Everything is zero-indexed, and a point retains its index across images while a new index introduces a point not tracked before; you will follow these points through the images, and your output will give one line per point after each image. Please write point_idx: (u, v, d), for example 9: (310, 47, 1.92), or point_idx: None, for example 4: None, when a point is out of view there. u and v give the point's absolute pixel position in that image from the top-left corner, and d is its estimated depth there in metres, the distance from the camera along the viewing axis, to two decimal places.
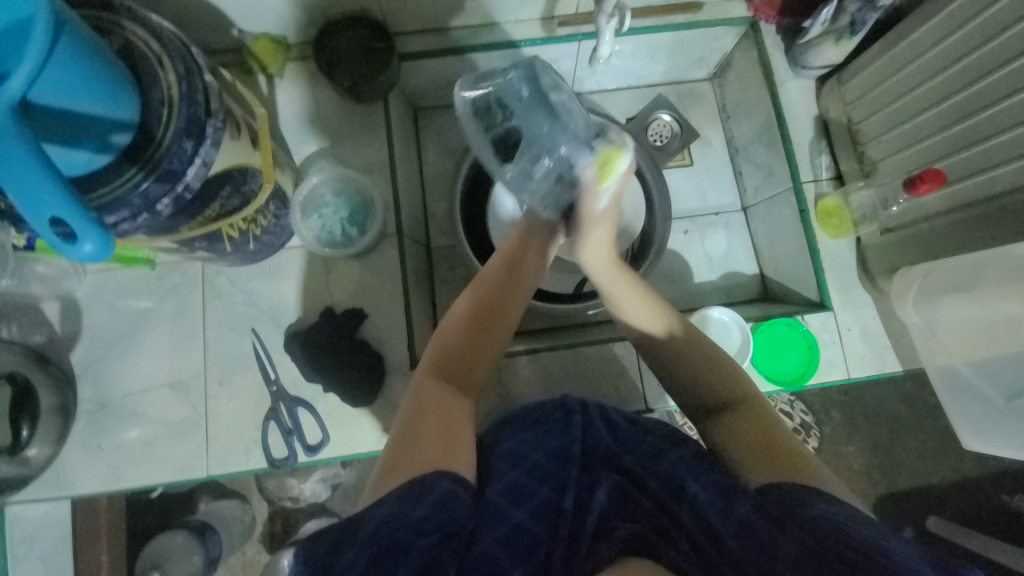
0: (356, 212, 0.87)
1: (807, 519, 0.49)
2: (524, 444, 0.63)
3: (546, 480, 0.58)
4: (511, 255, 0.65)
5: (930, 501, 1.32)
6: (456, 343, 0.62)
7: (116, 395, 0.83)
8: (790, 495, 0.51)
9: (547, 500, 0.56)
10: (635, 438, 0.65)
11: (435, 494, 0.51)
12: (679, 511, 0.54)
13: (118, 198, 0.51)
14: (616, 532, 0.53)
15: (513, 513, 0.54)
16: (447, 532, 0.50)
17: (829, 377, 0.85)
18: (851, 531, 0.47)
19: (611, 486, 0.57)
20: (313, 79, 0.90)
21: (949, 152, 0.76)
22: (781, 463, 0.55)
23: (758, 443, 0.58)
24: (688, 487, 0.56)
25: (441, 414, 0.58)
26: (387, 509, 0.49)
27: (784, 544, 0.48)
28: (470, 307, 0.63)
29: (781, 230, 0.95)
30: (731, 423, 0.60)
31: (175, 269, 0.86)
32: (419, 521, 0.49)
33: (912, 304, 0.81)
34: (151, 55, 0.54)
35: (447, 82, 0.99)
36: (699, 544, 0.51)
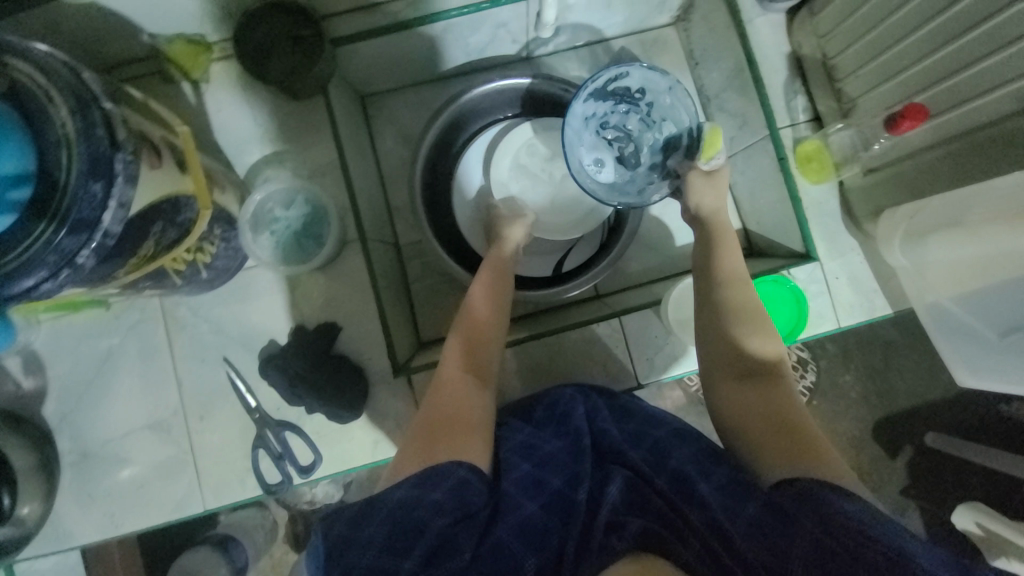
0: (310, 222, 0.82)
1: (827, 517, 0.50)
2: (533, 439, 0.67)
3: (557, 473, 0.61)
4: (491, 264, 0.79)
5: (928, 421, 1.34)
6: (463, 357, 0.68)
7: (97, 443, 0.81)
8: (811, 492, 0.52)
9: (557, 491, 0.59)
10: (643, 432, 0.68)
11: (449, 483, 0.53)
12: (688, 511, 0.55)
13: (31, 259, 0.46)
14: (627, 528, 0.53)
15: (526, 505, 0.57)
16: (462, 514, 0.53)
17: (820, 329, 0.84)
18: (873, 534, 0.48)
19: (622, 482, 0.59)
20: (241, 78, 0.83)
21: (929, 83, 0.71)
22: (798, 453, 0.57)
23: (779, 424, 0.60)
24: (698, 486, 0.57)
25: (457, 426, 0.61)
26: (406, 492, 0.52)
27: (798, 541, 0.50)
28: (465, 317, 0.72)
29: (760, 180, 0.90)
30: (766, 409, 0.62)
31: (132, 306, 0.81)
32: (436, 504, 0.52)
33: (900, 247, 0.79)
34: (39, 89, 0.47)
35: (390, 64, 0.91)
36: (707, 543, 0.52)
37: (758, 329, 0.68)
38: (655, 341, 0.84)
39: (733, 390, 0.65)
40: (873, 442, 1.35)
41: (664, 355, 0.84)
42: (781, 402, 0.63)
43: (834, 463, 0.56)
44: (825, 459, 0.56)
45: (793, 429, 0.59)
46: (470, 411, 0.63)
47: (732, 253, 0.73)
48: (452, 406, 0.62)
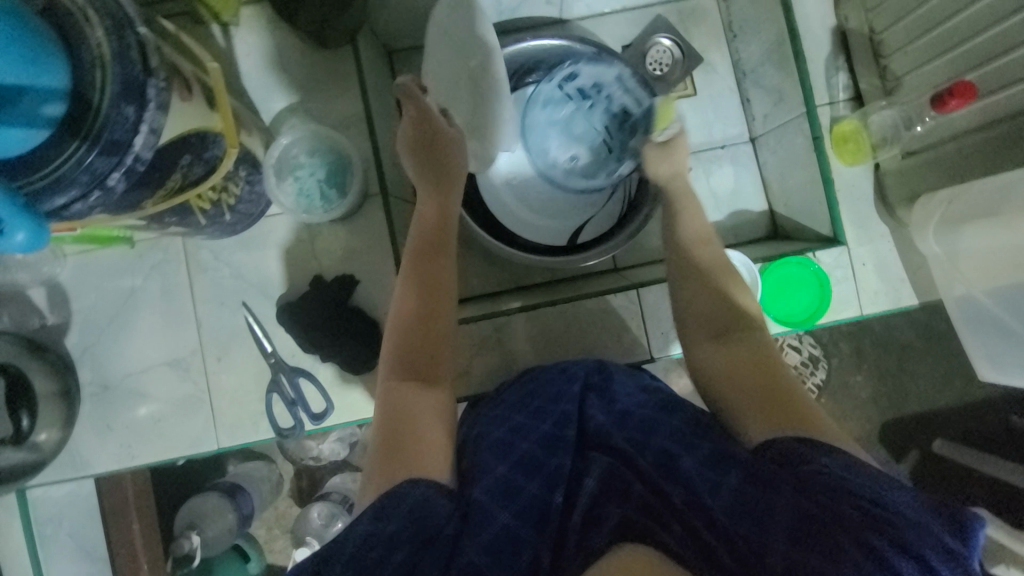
0: (334, 172, 0.81)
1: (807, 478, 0.50)
2: (514, 431, 0.64)
3: (532, 475, 0.57)
4: (434, 227, 0.73)
5: (938, 425, 1.32)
6: (411, 321, 0.67)
7: (117, 376, 0.83)
8: (790, 451, 0.53)
9: (534, 497, 0.55)
10: (630, 411, 0.62)
11: (408, 504, 0.53)
12: (669, 488, 0.52)
13: (63, 176, 0.47)
14: (605, 522, 0.50)
15: (499, 516, 0.53)
16: (424, 537, 0.51)
17: (842, 315, 0.82)
18: (854, 491, 0.47)
19: (602, 469, 0.55)
20: (271, 25, 0.82)
21: (981, 61, 0.69)
22: (777, 410, 0.57)
23: (755, 380, 0.61)
24: (681, 462, 0.54)
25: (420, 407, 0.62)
26: (363, 528, 0.51)
27: (779, 512, 0.48)
28: (404, 306, 0.67)
29: (792, 159, 0.88)
30: (739, 366, 0.63)
31: (156, 245, 0.83)
32: (393, 535, 0.50)
33: (933, 233, 0.76)
34: (74, 7, 0.47)
35: (422, 17, 0.91)
36: (689, 523, 0.49)
37: (737, 292, 0.70)
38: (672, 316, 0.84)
39: (708, 353, 0.66)
40: (880, 442, 1.33)
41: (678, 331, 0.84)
42: (761, 354, 0.63)
43: (812, 413, 0.57)
44: (805, 414, 0.56)
45: (770, 385, 0.60)
46: (427, 415, 0.62)
47: (698, 218, 0.78)
48: (410, 413, 0.61)
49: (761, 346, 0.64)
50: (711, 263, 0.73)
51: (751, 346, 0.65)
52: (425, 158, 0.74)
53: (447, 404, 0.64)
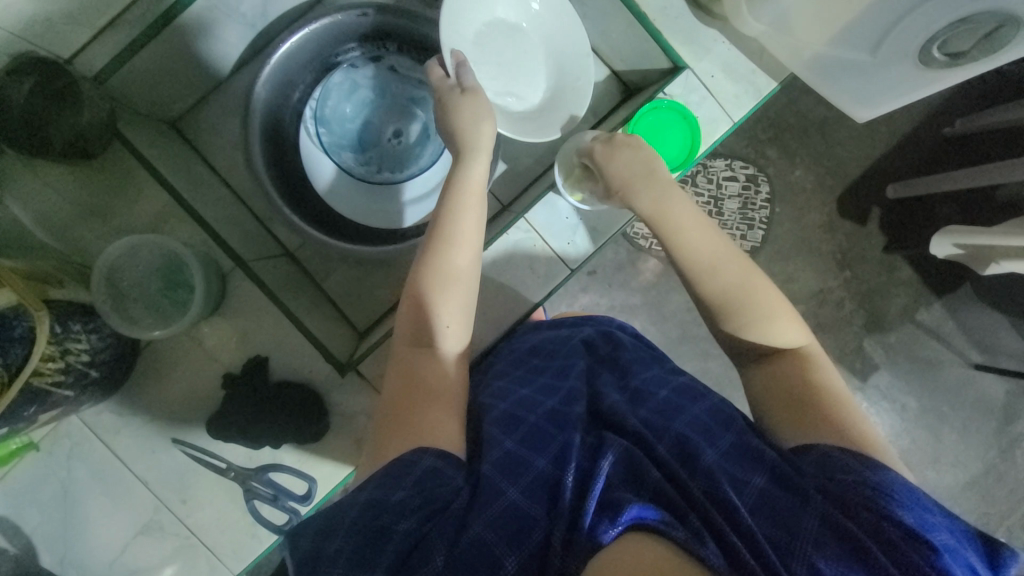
0: (171, 270, 0.77)
1: (836, 491, 0.50)
2: (521, 405, 0.63)
3: (543, 450, 0.54)
4: (457, 202, 0.69)
5: (886, 174, 1.33)
6: (420, 311, 0.66)
7: (104, 567, 0.79)
8: (827, 460, 0.53)
9: (543, 472, 0.52)
10: (645, 392, 0.63)
11: (412, 478, 0.52)
12: (688, 481, 0.49)
13: None
14: (622, 506, 0.45)
15: (507, 491, 0.50)
16: (432, 510, 0.50)
17: (717, 133, 0.81)
18: (879, 498, 0.48)
19: (620, 451, 0.52)
20: (25, 165, 0.73)
21: None
22: (822, 421, 0.57)
23: (802, 400, 0.59)
24: (703, 457, 0.52)
25: (431, 397, 0.61)
26: (370, 495, 0.51)
27: (806, 520, 0.47)
28: (425, 276, 0.66)
29: (603, 13, 0.84)
30: (784, 379, 0.61)
31: (59, 433, 0.77)
32: (400, 504, 0.50)
33: (750, 13, 0.73)
34: None
35: (173, 70, 0.82)
36: (708, 518, 0.46)
37: (755, 305, 0.64)
38: (568, 221, 0.83)
39: (755, 370, 0.64)
40: (843, 219, 1.34)
41: (579, 229, 0.83)
42: (807, 375, 0.61)
43: (854, 430, 0.56)
44: (861, 436, 0.56)
45: (814, 395, 0.59)
46: (443, 382, 0.63)
47: (682, 205, 0.68)
48: (422, 374, 0.63)
49: (810, 370, 0.62)
50: (732, 290, 0.65)
51: (792, 364, 0.62)
52: (448, 127, 0.73)
53: (458, 391, 0.64)
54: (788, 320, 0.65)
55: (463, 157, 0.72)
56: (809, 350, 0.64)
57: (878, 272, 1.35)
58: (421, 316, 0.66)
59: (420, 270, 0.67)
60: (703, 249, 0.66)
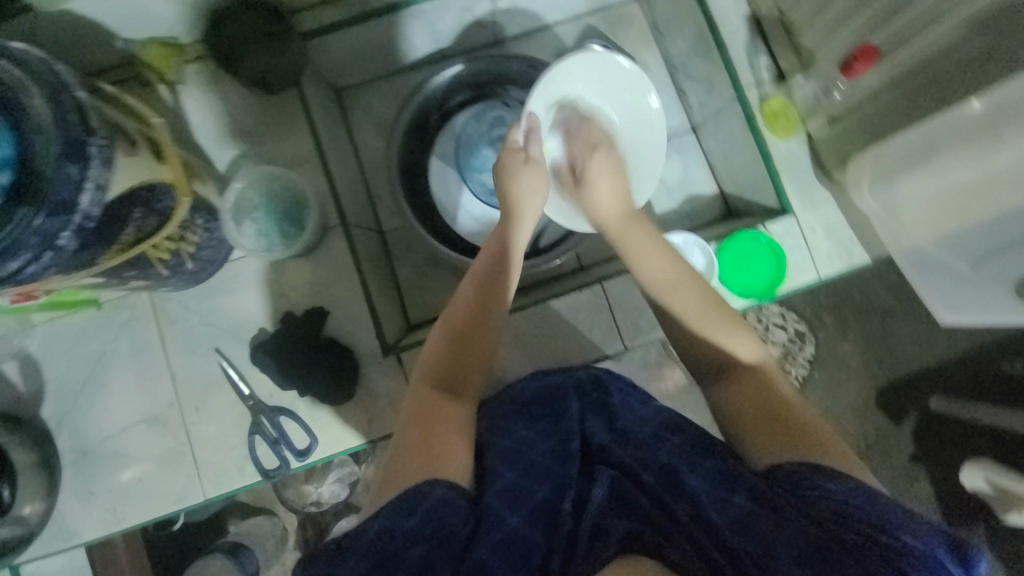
0: (290, 208, 0.84)
1: (814, 506, 0.49)
2: (518, 444, 0.62)
3: (541, 482, 0.58)
4: (494, 252, 0.72)
5: (932, 382, 1.32)
6: (444, 353, 0.66)
7: (96, 440, 0.82)
8: (798, 476, 0.51)
9: (543, 501, 0.56)
10: (631, 429, 0.63)
11: (427, 503, 0.52)
12: (675, 504, 0.53)
13: (12, 241, 0.48)
14: (611, 533, 0.53)
15: (508, 519, 0.53)
16: (443, 536, 0.50)
17: (800, 282, 0.84)
18: (859, 515, 0.47)
19: (608, 482, 0.58)
20: (217, 76, 0.85)
21: (884, 19, 0.72)
22: (788, 441, 0.54)
23: (767, 419, 0.57)
24: (687, 479, 0.54)
25: (445, 432, 0.59)
26: (383, 523, 0.51)
27: (783, 533, 0.47)
28: (457, 313, 0.67)
29: (732, 142, 0.92)
30: (747, 393, 0.59)
31: (124, 303, 0.83)
32: (411, 532, 0.50)
33: (869, 190, 0.80)
34: (8, 81, 0.50)
35: (365, 54, 0.94)
36: (695, 537, 0.50)
37: (684, 311, 0.66)
38: (637, 304, 0.86)
39: (723, 394, 0.61)
40: (876, 409, 1.33)
41: (645, 315, 0.86)
42: (767, 387, 0.60)
43: (826, 443, 0.54)
44: (819, 443, 0.54)
45: (780, 413, 0.57)
46: (458, 429, 0.60)
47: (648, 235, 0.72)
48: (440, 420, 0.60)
49: (766, 385, 0.60)
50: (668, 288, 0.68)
51: (749, 381, 0.60)
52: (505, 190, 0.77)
53: (469, 420, 0.63)
54: (744, 334, 0.64)
55: (512, 217, 0.75)
56: (763, 365, 0.62)
57: (894, 475, 1.31)
58: (442, 360, 0.64)
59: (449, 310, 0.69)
60: (660, 273, 0.69)
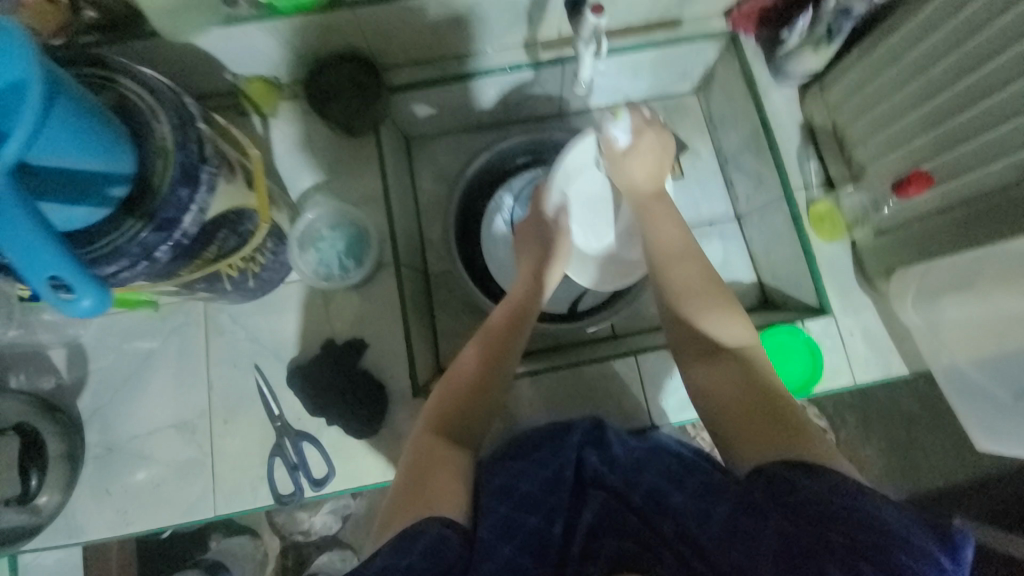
0: (352, 243, 0.89)
1: (792, 503, 0.46)
2: (517, 475, 0.61)
3: (535, 510, 0.57)
4: (514, 300, 0.73)
5: (955, 502, 1.26)
6: (465, 382, 0.65)
7: (122, 438, 0.83)
8: (781, 482, 0.48)
9: (535, 530, 0.55)
10: (622, 455, 0.64)
11: (423, 541, 0.49)
12: (661, 522, 0.54)
13: (117, 248, 0.53)
14: (601, 555, 0.54)
15: (501, 548, 0.52)
16: (440, 569, 0.47)
17: (834, 383, 0.85)
18: (835, 507, 0.44)
19: (597, 505, 0.59)
20: (306, 116, 0.92)
21: (933, 153, 0.76)
22: (769, 435, 0.52)
23: (754, 414, 0.55)
24: (670, 497, 0.56)
25: (444, 467, 0.58)
26: (382, 561, 0.47)
27: (766, 533, 0.45)
28: (479, 344, 0.69)
29: (775, 236, 0.95)
30: (736, 383, 0.58)
31: (178, 308, 0.88)
32: (408, 569, 0.46)
33: (912, 304, 0.81)
34: (144, 105, 0.56)
35: (441, 112, 1.02)
36: (680, 552, 0.51)
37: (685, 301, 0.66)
38: (670, 383, 0.85)
39: (704, 377, 0.60)
40: None
41: (677, 396, 0.85)
42: (751, 376, 0.59)
43: (802, 435, 0.52)
44: (810, 443, 0.51)
45: (766, 403, 0.56)
46: (451, 477, 0.57)
47: (663, 226, 0.74)
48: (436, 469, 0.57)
49: (756, 377, 0.58)
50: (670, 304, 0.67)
51: (739, 372, 0.59)
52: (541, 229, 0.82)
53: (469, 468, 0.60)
54: (732, 319, 0.64)
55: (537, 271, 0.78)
56: (749, 353, 0.61)
57: None
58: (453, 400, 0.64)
59: (475, 343, 0.69)
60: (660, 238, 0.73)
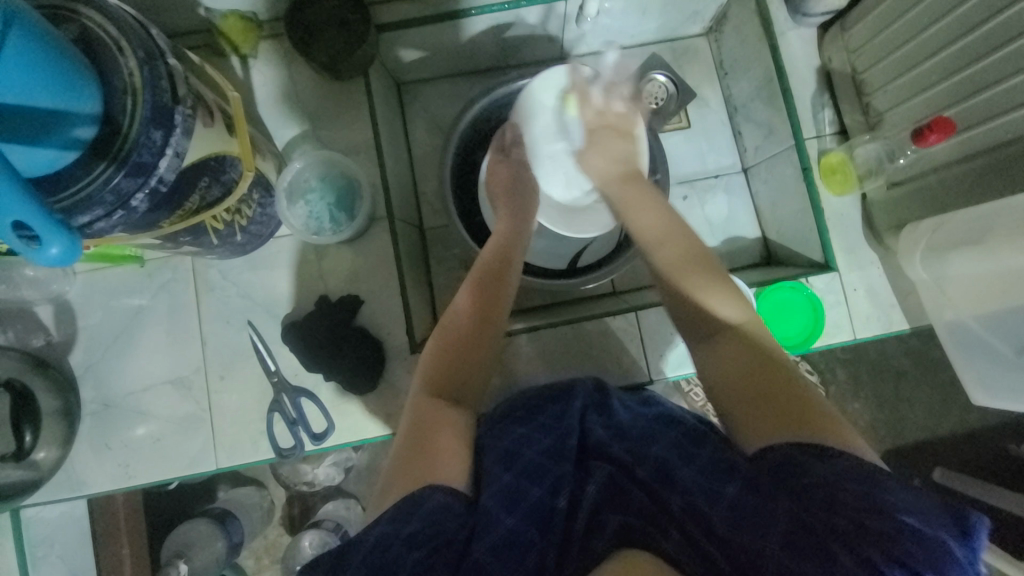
0: (343, 195, 0.85)
1: (800, 487, 0.46)
2: (520, 442, 0.61)
3: (537, 480, 0.55)
4: (498, 250, 0.72)
5: (938, 454, 1.30)
6: (457, 333, 0.64)
7: (118, 394, 0.83)
8: (791, 461, 0.48)
9: (538, 502, 0.53)
10: (627, 424, 0.63)
11: (426, 509, 0.49)
12: (667, 497, 0.51)
13: (90, 196, 0.49)
14: (606, 527, 0.50)
15: (504, 519, 0.50)
16: (439, 542, 0.47)
17: (835, 338, 0.84)
18: (848, 492, 0.45)
19: (603, 479, 0.55)
20: (289, 58, 0.86)
21: (960, 98, 0.72)
22: (777, 418, 0.51)
23: (756, 389, 0.54)
24: (678, 472, 0.53)
25: (438, 427, 0.57)
26: (382, 528, 0.48)
27: (777, 522, 0.45)
28: (467, 295, 0.67)
29: (783, 190, 0.92)
30: (740, 361, 0.56)
31: (165, 264, 0.85)
32: (411, 536, 0.47)
33: (920, 261, 0.78)
34: (107, 37, 0.51)
35: (433, 55, 0.95)
36: (687, 530, 0.48)
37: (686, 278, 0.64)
38: (670, 339, 0.85)
39: (706, 359, 0.59)
40: None
41: (677, 351, 0.85)
42: (756, 354, 0.56)
43: (811, 414, 0.50)
44: (824, 421, 0.50)
45: (773, 380, 0.54)
46: (445, 437, 0.56)
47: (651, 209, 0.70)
48: (430, 429, 0.56)
49: (757, 353, 0.56)
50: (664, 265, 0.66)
51: (744, 352, 0.57)
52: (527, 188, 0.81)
53: (468, 426, 0.60)
54: (726, 294, 0.62)
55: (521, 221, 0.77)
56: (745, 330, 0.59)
57: None
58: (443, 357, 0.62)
59: (465, 293, 0.67)
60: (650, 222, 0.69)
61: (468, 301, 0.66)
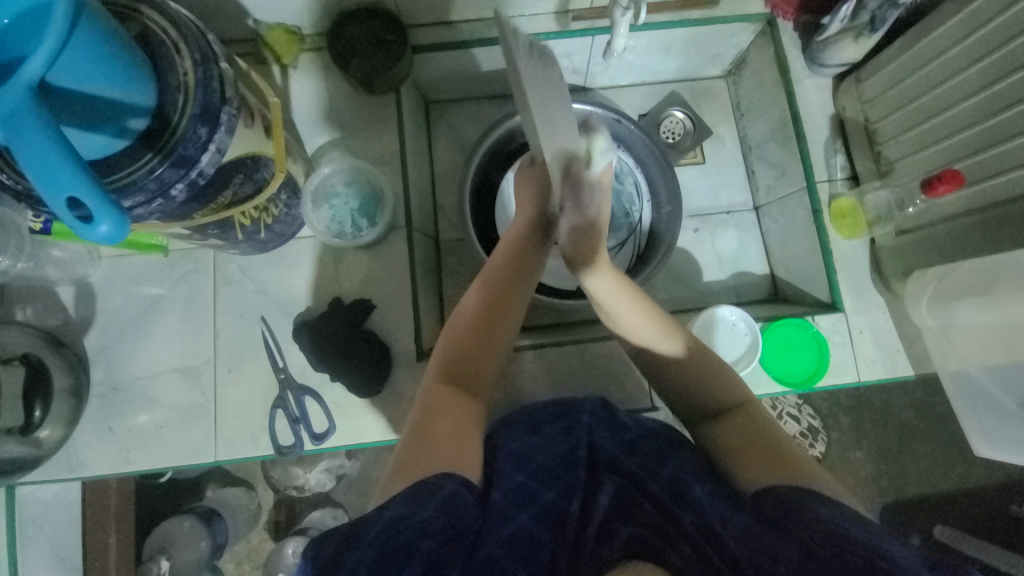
0: (365, 202, 0.88)
1: (808, 523, 0.48)
2: (532, 446, 0.61)
3: (551, 484, 0.56)
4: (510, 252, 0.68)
5: (940, 512, 1.27)
6: (464, 336, 0.63)
7: (128, 378, 0.84)
8: (790, 499, 0.50)
9: (549, 504, 0.54)
10: (638, 441, 0.64)
11: (438, 500, 0.49)
12: (680, 512, 0.53)
13: (134, 181, 0.52)
14: (616, 537, 0.51)
15: (517, 516, 0.52)
16: (452, 535, 0.48)
17: (839, 380, 0.84)
18: (852, 534, 0.46)
19: (613, 490, 0.56)
20: (327, 70, 0.90)
21: (972, 151, 0.74)
22: (774, 464, 0.55)
23: (747, 446, 0.57)
24: (690, 491, 0.55)
25: (451, 413, 0.58)
26: (394, 510, 0.48)
27: (785, 551, 0.47)
28: (475, 300, 0.64)
29: (793, 230, 0.94)
30: (739, 424, 0.60)
31: (188, 256, 0.87)
32: (424, 523, 0.47)
33: (927, 308, 0.80)
34: (167, 38, 0.54)
35: (464, 79, 1.00)
36: (699, 547, 0.49)
37: (614, 298, 0.64)
38: None
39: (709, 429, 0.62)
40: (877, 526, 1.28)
41: None
42: (748, 424, 0.59)
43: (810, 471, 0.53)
44: (816, 475, 0.53)
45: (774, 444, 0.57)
46: (457, 424, 0.57)
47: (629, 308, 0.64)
48: (440, 419, 0.57)
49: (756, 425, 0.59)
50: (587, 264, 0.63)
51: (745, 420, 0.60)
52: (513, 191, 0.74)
53: (479, 416, 0.60)
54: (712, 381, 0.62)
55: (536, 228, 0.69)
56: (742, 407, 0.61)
57: None
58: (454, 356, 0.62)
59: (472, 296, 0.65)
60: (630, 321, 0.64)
61: (483, 298, 0.64)
